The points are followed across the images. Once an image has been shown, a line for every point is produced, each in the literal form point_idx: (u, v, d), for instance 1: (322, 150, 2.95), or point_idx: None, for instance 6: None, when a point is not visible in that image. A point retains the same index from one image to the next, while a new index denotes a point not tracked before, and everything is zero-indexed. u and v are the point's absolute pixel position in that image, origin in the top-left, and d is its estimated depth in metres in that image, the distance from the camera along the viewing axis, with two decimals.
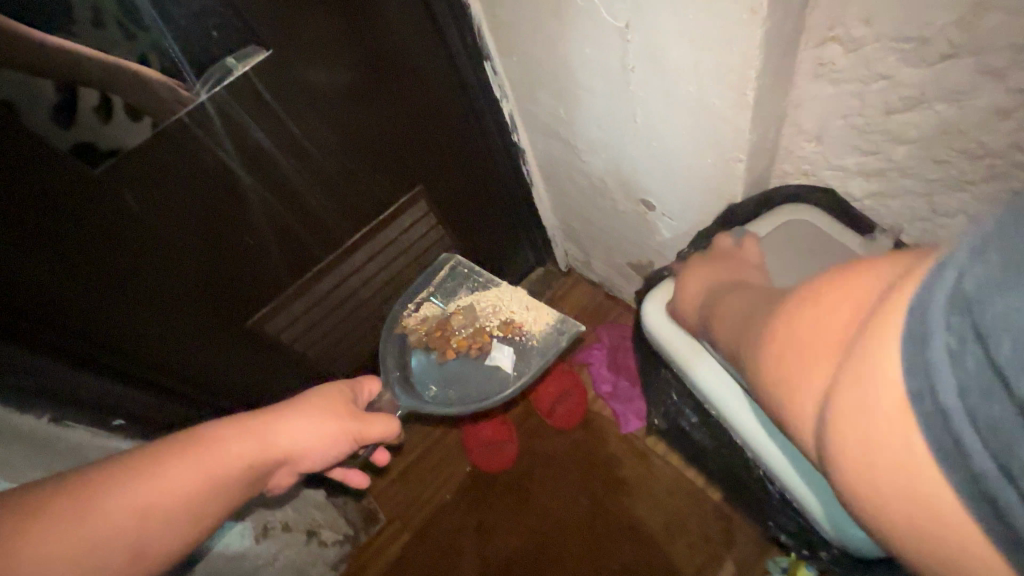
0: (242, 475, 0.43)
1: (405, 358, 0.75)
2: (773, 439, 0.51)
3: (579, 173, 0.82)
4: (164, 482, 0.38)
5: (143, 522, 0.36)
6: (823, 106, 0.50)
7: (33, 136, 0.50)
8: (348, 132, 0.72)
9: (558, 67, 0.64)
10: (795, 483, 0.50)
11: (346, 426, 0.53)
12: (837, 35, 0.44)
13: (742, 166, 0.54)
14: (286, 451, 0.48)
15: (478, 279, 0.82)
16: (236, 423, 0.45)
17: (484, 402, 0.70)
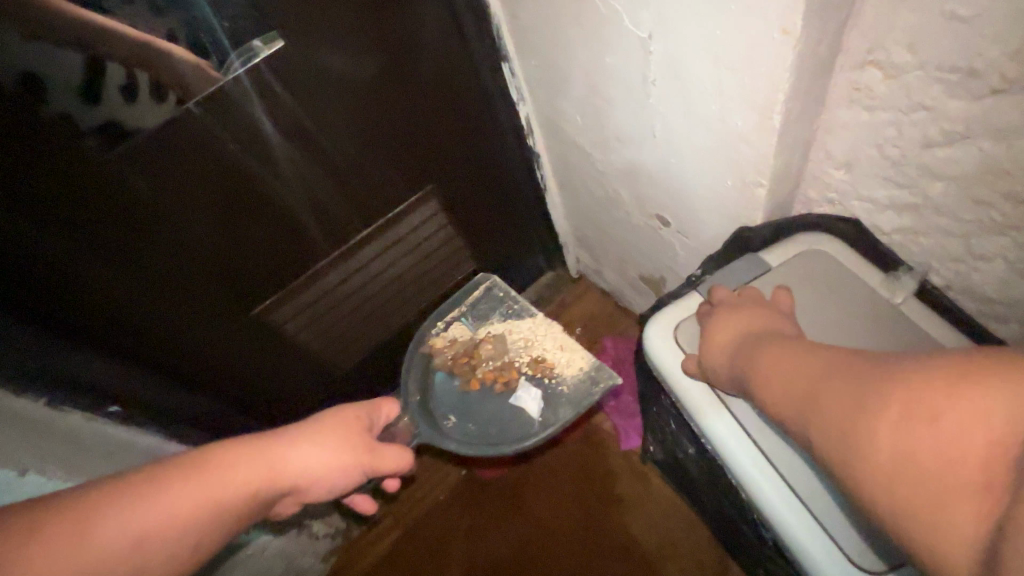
0: (247, 501, 0.44)
1: (427, 381, 0.75)
2: (768, 478, 0.48)
3: (594, 182, 0.80)
4: (168, 505, 0.39)
5: (147, 544, 0.37)
6: (854, 133, 0.47)
7: (57, 116, 0.51)
8: (361, 127, 0.70)
9: (578, 74, 0.62)
10: (789, 528, 0.47)
11: (356, 457, 0.52)
12: (876, 60, 0.41)
13: (763, 191, 0.51)
14: (292, 480, 0.48)
15: (511, 306, 0.81)
16: (243, 446, 0.46)
17: (505, 446, 0.68)
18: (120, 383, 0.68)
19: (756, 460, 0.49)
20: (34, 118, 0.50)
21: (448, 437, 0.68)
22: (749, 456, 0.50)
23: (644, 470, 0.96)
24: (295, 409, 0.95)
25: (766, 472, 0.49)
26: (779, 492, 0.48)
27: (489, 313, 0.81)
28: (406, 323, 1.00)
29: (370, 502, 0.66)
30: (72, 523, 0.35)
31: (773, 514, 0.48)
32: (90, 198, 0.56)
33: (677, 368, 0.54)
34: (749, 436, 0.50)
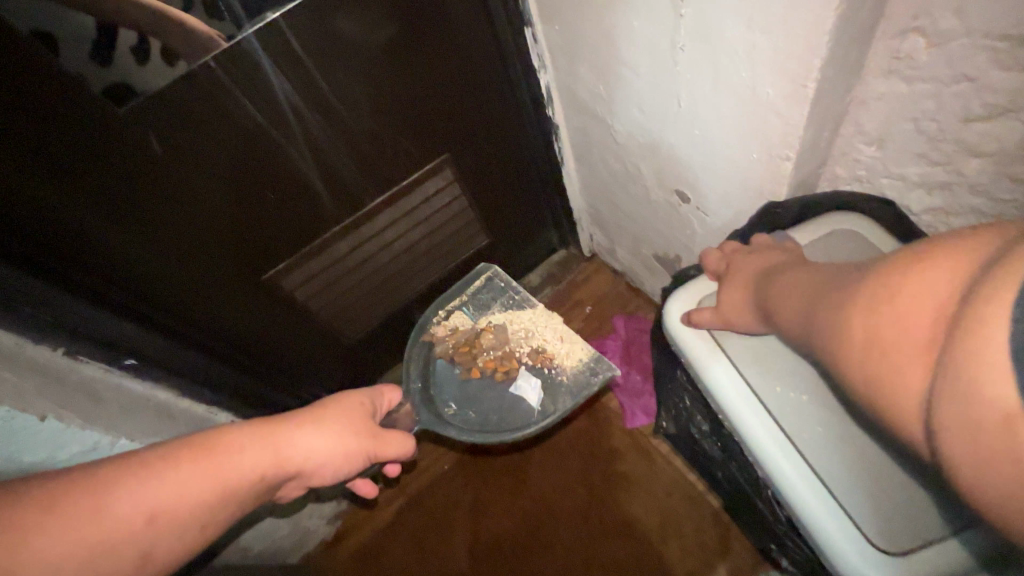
0: (255, 484, 0.44)
1: (428, 366, 0.74)
2: (787, 453, 0.48)
3: (613, 156, 0.78)
4: (181, 483, 0.39)
5: (158, 523, 0.37)
6: (890, 106, 0.45)
7: (72, 72, 0.51)
8: (379, 91, 0.69)
9: (602, 40, 0.60)
10: (804, 504, 0.47)
11: (362, 445, 0.53)
12: (920, 26, 0.39)
13: (789, 166, 0.50)
14: (299, 465, 0.48)
15: (512, 298, 0.80)
16: (252, 433, 0.46)
17: (505, 435, 0.68)
18: (138, 340, 0.68)
19: (773, 434, 0.49)
20: (53, 69, 0.50)
21: (450, 424, 0.68)
22: (767, 431, 0.49)
23: (651, 448, 0.97)
24: (305, 374, 0.96)
25: (785, 447, 0.49)
26: (795, 466, 0.48)
27: (489, 303, 0.80)
28: (417, 293, 1.01)
29: (372, 485, 0.66)
30: (85, 501, 0.34)
31: (786, 488, 0.48)
32: (105, 153, 0.56)
33: (697, 347, 0.54)
34: (766, 412, 0.50)
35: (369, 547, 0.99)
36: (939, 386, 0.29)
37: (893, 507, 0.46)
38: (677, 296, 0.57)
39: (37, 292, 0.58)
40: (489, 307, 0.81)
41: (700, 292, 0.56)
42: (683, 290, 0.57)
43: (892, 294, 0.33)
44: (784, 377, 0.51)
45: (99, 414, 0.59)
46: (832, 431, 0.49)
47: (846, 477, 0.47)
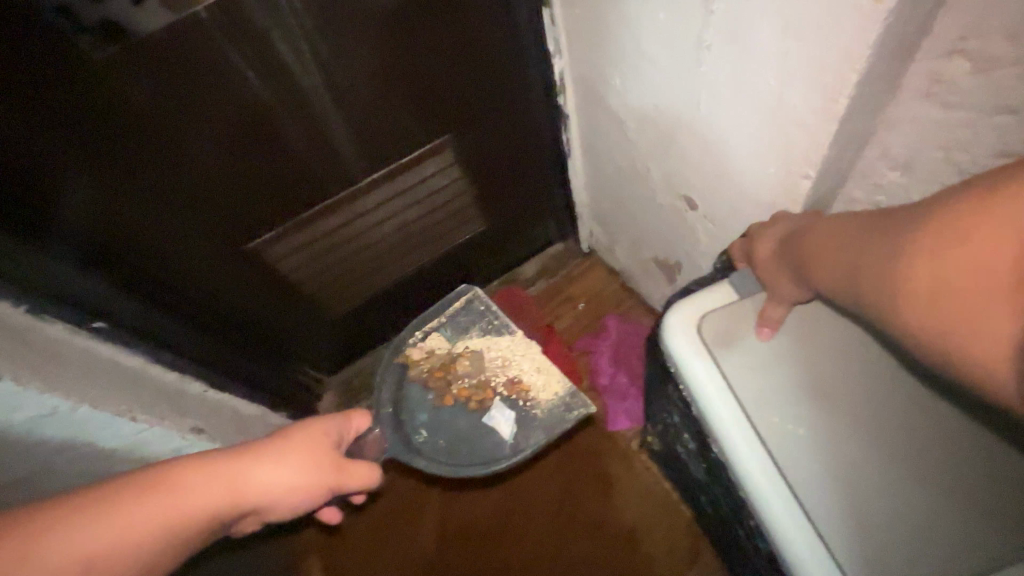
0: (207, 520, 0.42)
1: (401, 390, 0.70)
2: (770, 479, 0.46)
3: (622, 153, 0.75)
4: (120, 527, 0.37)
5: (95, 567, 0.35)
6: (920, 131, 0.43)
7: (57, 9, 0.46)
8: (386, 61, 0.65)
9: (623, 29, 0.56)
10: (784, 538, 0.45)
11: (323, 480, 0.50)
12: (965, 49, 0.36)
13: (807, 184, 0.48)
14: (255, 500, 0.46)
15: (491, 326, 0.75)
16: (203, 464, 0.43)
17: (474, 471, 0.66)
18: (109, 299, 0.65)
19: (759, 458, 0.47)
20: (33, 8, 0.45)
21: (419, 455, 0.66)
22: (756, 456, 0.47)
23: (629, 453, 0.96)
24: (284, 346, 0.94)
25: (771, 475, 0.46)
26: (778, 493, 0.46)
27: (469, 328, 0.75)
28: (407, 275, 0.98)
29: (336, 509, 0.64)
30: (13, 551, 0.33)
31: (766, 510, 0.46)
32: (84, 102, 0.52)
33: (691, 358, 0.51)
34: (757, 439, 0.47)
35: (336, 529, 0.97)
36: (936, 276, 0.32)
37: (875, 553, 0.44)
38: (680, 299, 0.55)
39: (17, 250, 0.54)
40: (468, 330, 0.75)
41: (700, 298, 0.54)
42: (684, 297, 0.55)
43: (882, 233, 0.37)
44: (780, 405, 0.48)
45: (66, 377, 0.56)
46: (826, 468, 0.46)
47: (834, 517, 0.45)
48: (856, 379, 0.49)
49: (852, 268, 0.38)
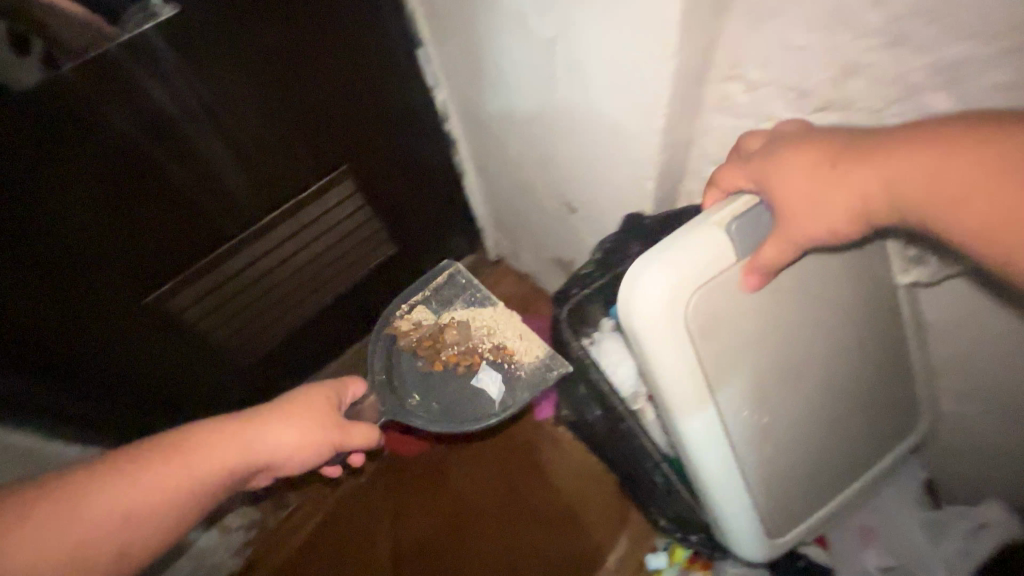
0: (188, 499, 0.42)
1: (390, 360, 0.67)
2: (729, 477, 0.48)
3: (510, 171, 0.82)
4: (132, 490, 0.39)
5: (68, 558, 0.36)
6: (723, 137, 0.54)
7: None
8: (272, 103, 0.67)
9: (488, 65, 0.64)
10: (732, 521, 0.50)
11: (323, 436, 0.52)
12: (736, 75, 0.48)
13: (650, 185, 0.58)
14: (263, 459, 0.48)
15: (474, 296, 0.73)
16: (159, 452, 0.42)
17: (467, 427, 0.64)
18: None
19: (720, 457, 0.47)
20: None
21: (409, 416, 0.63)
22: (718, 457, 0.47)
23: (558, 438, 1.01)
24: (200, 404, 0.90)
25: (732, 472, 0.48)
26: (734, 487, 0.48)
27: (454, 299, 0.73)
28: (322, 307, 0.99)
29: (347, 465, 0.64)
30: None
31: (722, 507, 0.49)
32: None
33: (669, 359, 0.43)
34: (724, 438, 0.46)
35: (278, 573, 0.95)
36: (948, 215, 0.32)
37: (777, 507, 0.52)
38: (667, 251, 0.42)
39: None
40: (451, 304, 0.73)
41: (686, 240, 0.42)
42: (674, 254, 0.42)
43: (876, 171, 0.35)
44: (754, 404, 0.47)
45: None
46: (770, 445, 0.50)
47: (765, 484, 0.50)
48: (806, 343, 0.49)
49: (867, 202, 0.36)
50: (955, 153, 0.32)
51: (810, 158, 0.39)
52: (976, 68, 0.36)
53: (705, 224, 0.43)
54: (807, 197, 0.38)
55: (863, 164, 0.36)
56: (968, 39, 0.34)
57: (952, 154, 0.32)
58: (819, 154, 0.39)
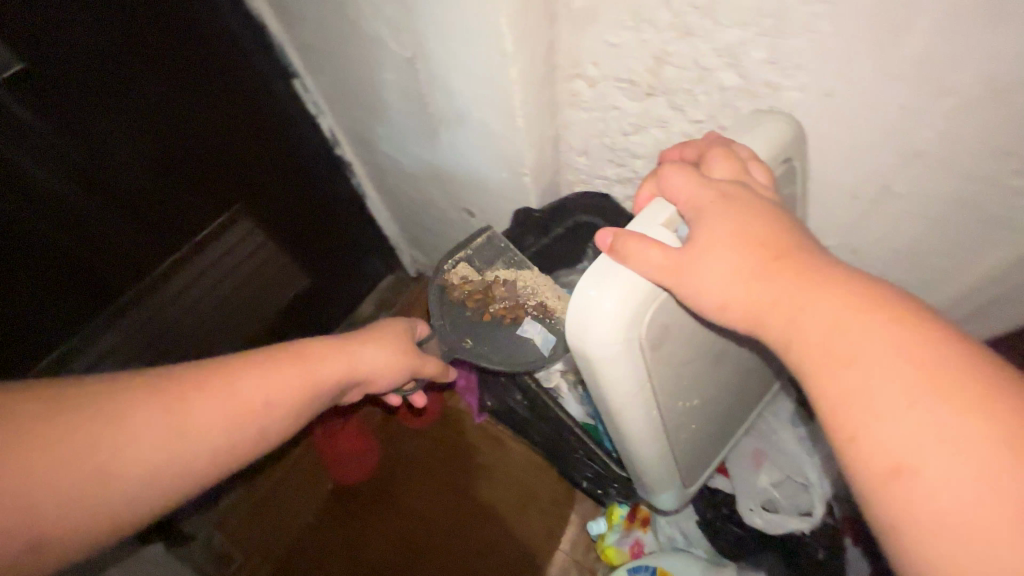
0: (277, 407, 0.40)
1: (441, 306, 0.58)
2: (661, 464, 0.49)
3: (407, 186, 0.84)
4: (233, 395, 0.38)
5: (171, 446, 0.34)
6: (582, 129, 0.60)
7: None
8: (149, 148, 0.65)
9: (364, 87, 0.67)
10: (661, 495, 0.54)
11: (404, 363, 0.50)
12: (579, 74, 0.54)
13: (529, 180, 0.63)
14: (353, 378, 0.46)
15: (514, 257, 0.64)
16: (259, 359, 0.40)
17: (528, 365, 0.57)
18: None
19: (654, 446, 0.46)
20: None
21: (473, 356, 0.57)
22: (653, 449, 0.46)
23: (500, 436, 1.00)
24: None
25: (664, 459, 0.48)
26: (664, 470, 0.50)
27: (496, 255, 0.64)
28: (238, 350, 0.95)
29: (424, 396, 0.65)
30: (90, 432, 0.32)
31: (651, 487, 0.52)
32: None
33: (614, 374, 0.38)
34: (661, 432, 0.45)
35: None
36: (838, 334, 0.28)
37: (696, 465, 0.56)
38: (621, 256, 0.35)
39: None
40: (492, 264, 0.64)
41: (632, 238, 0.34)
42: (629, 264, 0.34)
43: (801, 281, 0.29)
44: (688, 395, 0.46)
45: None
46: (695, 428, 0.50)
47: (688, 463, 0.53)
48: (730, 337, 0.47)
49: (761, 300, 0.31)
50: (959, 380, 0.24)
51: (762, 235, 0.31)
52: (750, 49, 0.42)
53: (653, 230, 0.35)
54: (744, 280, 0.31)
55: (804, 265, 0.30)
56: (737, 25, 0.41)
57: (942, 372, 0.24)
58: (762, 219, 0.32)
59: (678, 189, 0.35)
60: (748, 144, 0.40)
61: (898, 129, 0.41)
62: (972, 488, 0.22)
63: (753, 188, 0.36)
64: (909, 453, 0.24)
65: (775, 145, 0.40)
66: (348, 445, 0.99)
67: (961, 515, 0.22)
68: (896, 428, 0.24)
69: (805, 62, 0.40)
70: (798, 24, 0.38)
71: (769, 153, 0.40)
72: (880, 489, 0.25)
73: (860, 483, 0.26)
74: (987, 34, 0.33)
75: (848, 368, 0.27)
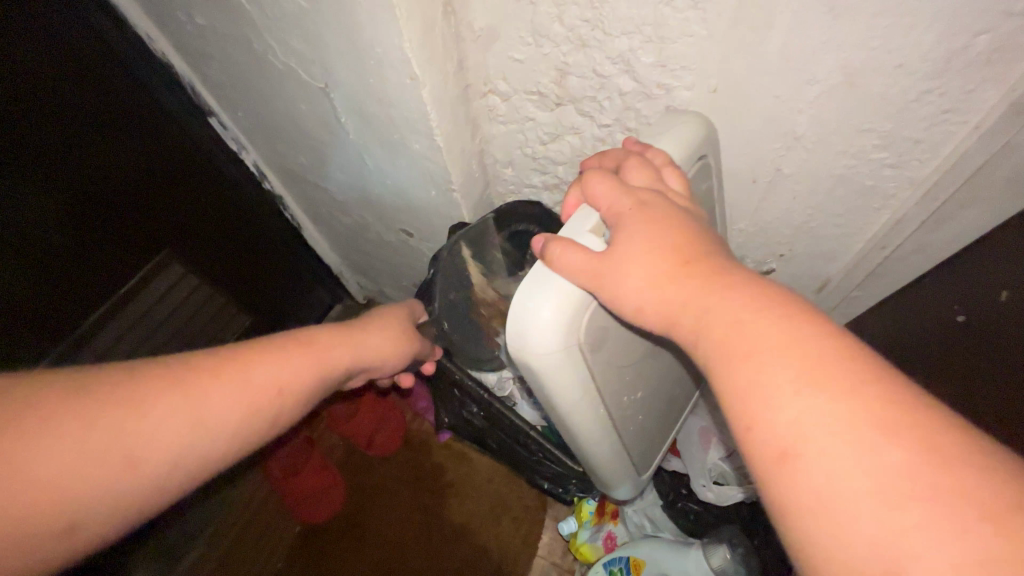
0: (290, 395, 0.39)
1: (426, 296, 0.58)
2: (615, 461, 0.48)
3: (342, 213, 0.84)
4: (249, 380, 0.37)
5: (188, 438, 0.34)
6: (502, 141, 0.62)
7: None
8: (54, 202, 0.62)
9: (284, 119, 0.67)
10: (617, 488, 0.54)
11: (407, 347, 0.51)
12: (491, 89, 0.56)
13: (458, 196, 0.63)
14: (363, 363, 0.47)
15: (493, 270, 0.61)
16: (274, 346, 0.40)
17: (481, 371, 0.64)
18: None
19: (606, 447, 0.44)
20: None
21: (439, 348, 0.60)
22: (606, 450, 0.45)
23: (466, 451, 1.00)
24: None
25: (617, 455, 0.47)
26: (617, 466, 0.49)
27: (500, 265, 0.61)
28: None
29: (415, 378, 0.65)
30: (119, 419, 0.31)
31: (611, 482, 0.52)
32: None
33: (561, 382, 0.35)
34: (612, 433, 0.44)
35: None
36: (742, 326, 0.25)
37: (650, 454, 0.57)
38: (550, 262, 0.33)
39: None
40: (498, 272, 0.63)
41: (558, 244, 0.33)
42: (557, 268, 0.32)
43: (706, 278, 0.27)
44: (633, 392, 0.45)
45: None
46: (642, 422, 0.50)
47: (637, 456, 0.52)
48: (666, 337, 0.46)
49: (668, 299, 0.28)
50: (847, 365, 0.22)
51: (671, 237, 0.30)
52: (639, 55, 0.45)
53: (580, 237, 0.33)
54: (657, 283, 0.29)
55: (712, 263, 0.28)
56: (622, 34, 0.44)
57: (832, 360, 0.22)
58: (673, 224, 0.30)
59: (600, 195, 0.33)
60: (662, 149, 0.38)
61: (777, 117, 0.44)
62: (865, 476, 0.20)
63: (673, 195, 0.34)
64: (799, 441, 0.21)
65: (686, 143, 0.39)
66: (313, 482, 0.95)
67: (857, 505, 0.19)
68: (786, 416, 0.22)
69: (689, 63, 0.44)
70: (676, 30, 0.41)
71: (682, 157, 0.39)
72: (779, 487, 0.22)
73: (760, 484, 0.23)
74: (833, 29, 0.36)
75: (744, 357, 0.24)
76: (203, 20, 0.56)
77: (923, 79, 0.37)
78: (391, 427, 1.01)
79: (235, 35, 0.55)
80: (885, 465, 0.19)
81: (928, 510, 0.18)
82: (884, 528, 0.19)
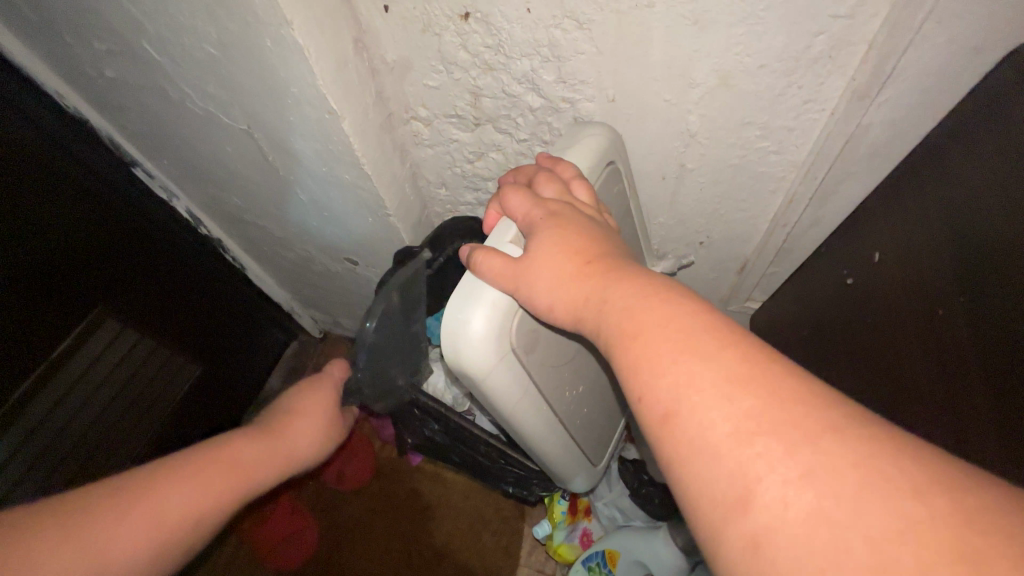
0: (206, 521, 0.39)
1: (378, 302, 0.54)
2: (565, 455, 0.50)
3: (284, 249, 0.84)
4: (159, 513, 0.36)
5: None
6: (431, 164, 0.65)
7: None
8: None
9: (210, 163, 0.67)
10: (572, 482, 0.56)
11: (326, 437, 0.52)
12: (413, 115, 0.58)
13: (394, 220, 0.65)
14: (283, 466, 0.46)
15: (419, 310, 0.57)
16: (185, 469, 0.39)
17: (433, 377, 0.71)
18: None
19: (553, 443, 0.47)
20: None
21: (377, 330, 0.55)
22: (553, 445, 0.47)
23: (438, 471, 1.00)
24: None
25: (567, 448, 0.49)
26: (568, 459, 0.51)
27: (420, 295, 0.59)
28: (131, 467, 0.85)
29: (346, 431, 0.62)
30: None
31: (566, 477, 0.54)
32: None
33: (497, 385, 0.37)
34: (557, 426, 0.46)
35: None
36: (636, 313, 0.28)
37: (603, 443, 0.60)
38: (475, 270, 0.36)
39: None
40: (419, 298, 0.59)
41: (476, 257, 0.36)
42: (482, 276, 0.35)
43: (611, 274, 0.31)
44: (573, 388, 0.48)
45: None
46: (587, 417, 0.53)
47: (587, 448, 0.55)
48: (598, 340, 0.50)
49: (576, 298, 0.32)
50: (715, 334, 0.25)
51: (576, 242, 0.33)
52: (540, 74, 0.48)
53: (504, 247, 0.36)
54: (565, 281, 0.33)
55: (612, 264, 0.32)
56: (523, 57, 0.47)
57: (704, 333, 0.26)
58: (576, 230, 0.34)
59: (515, 208, 0.37)
60: (570, 161, 0.42)
61: (672, 118, 0.49)
62: (724, 422, 0.22)
63: (579, 206, 0.38)
64: (675, 400, 0.24)
65: (596, 153, 0.43)
66: (280, 528, 0.92)
67: (718, 447, 0.22)
68: (666, 381, 0.25)
69: (586, 78, 0.47)
70: (569, 50, 0.45)
71: (589, 165, 0.42)
72: (663, 443, 0.25)
73: (653, 448, 0.25)
74: (700, 37, 0.40)
75: (636, 339, 0.27)
76: (114, 73, 0.56)
77: (783, 76, 0.42)
78: (359, 461, 0.99)
79: (148, 86, 0.56)
80: (738, 412, 0.22)
81: (769, 444, 0.21)
82: (736, 462, 0.21)
